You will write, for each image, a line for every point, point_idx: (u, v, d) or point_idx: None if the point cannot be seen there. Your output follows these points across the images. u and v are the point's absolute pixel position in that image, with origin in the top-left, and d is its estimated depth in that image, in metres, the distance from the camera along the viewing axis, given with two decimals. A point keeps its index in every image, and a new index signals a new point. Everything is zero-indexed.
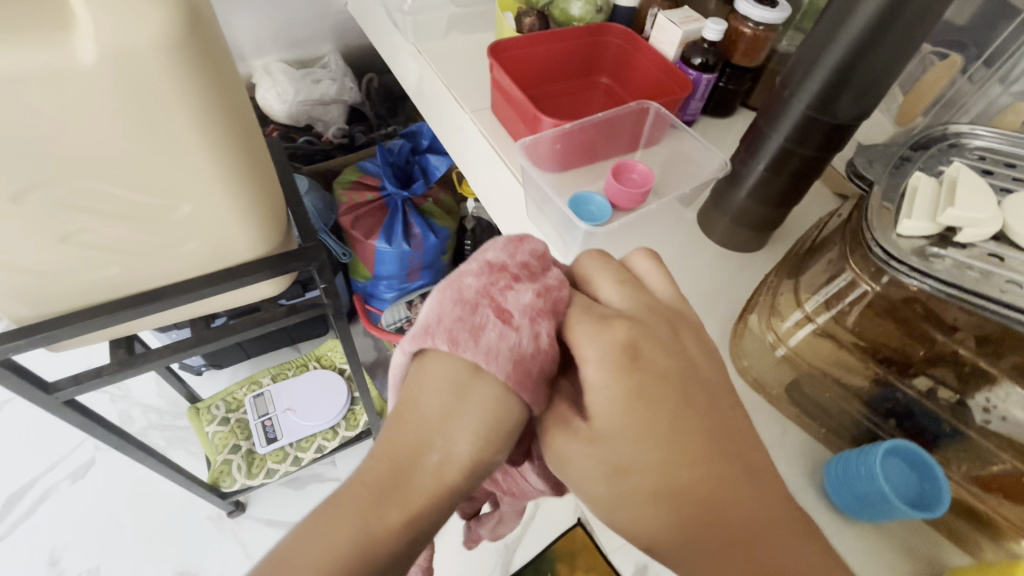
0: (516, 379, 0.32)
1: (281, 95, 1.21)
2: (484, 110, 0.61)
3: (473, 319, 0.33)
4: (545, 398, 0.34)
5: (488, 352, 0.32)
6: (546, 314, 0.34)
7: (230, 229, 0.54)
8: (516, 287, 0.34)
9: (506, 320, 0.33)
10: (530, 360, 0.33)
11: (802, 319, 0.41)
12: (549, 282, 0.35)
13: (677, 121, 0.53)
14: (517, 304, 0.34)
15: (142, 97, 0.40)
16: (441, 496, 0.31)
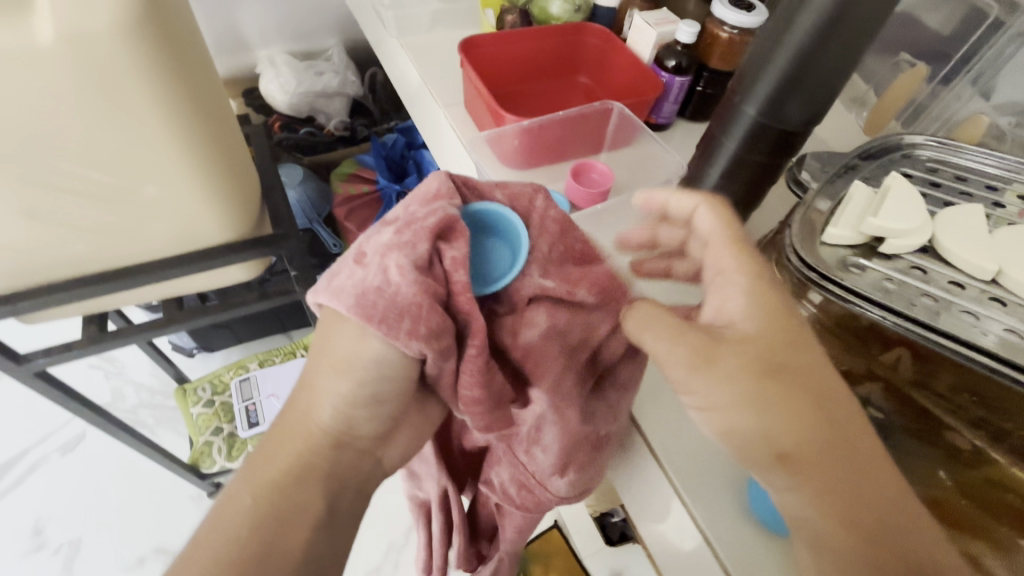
0: (360, 313, 0.30)
1: (283, 86, 1.23)
2: (457, 106, 0.61)
3: (339, 266, 0.34)
4: (408, 334, 0.30)
5: (336, 291, 0.32)
6: (408, 245, 0.31)
7: (198, 212, 0.55)
8: (382, 230, 0.33)
9: (359, 261, 0.32)
10: (382, 298, 0.31)
11: None
12: (415, 216, 0.32)
13: (641, 123, 0.53)
14: (375, 245, 0.32)
15: (103, 78, 0.41)
16: (309, 443, 0.36)
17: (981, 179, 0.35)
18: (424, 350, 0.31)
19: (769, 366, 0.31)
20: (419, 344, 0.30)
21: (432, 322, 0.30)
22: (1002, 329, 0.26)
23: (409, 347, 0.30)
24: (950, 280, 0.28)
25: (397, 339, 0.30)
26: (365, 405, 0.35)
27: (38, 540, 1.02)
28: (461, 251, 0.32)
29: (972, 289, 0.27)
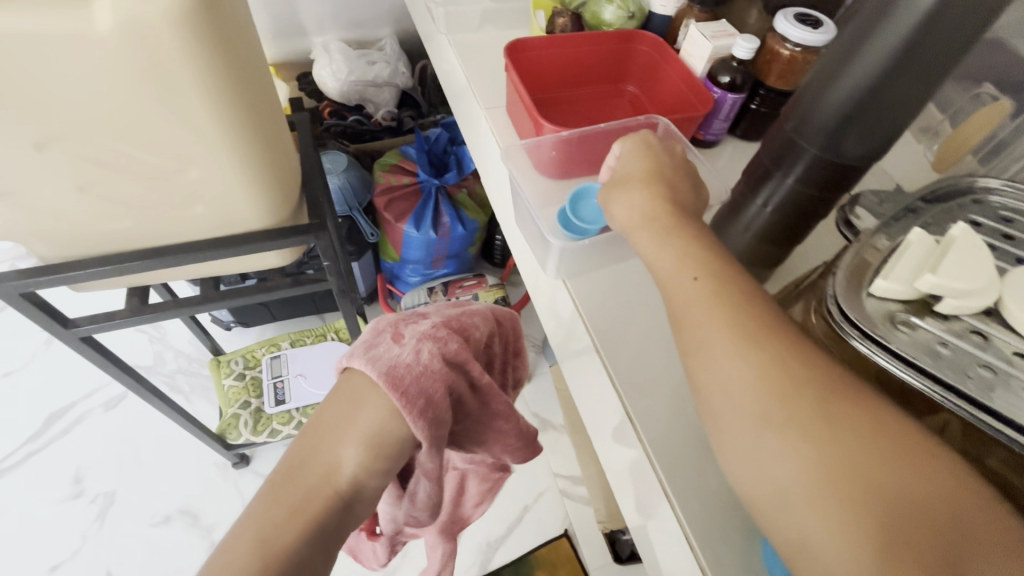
0: (392, 383, 0.42)
1: (335, 73, 1.25)
2: (498, 109, 0.60)
3: (376, 338, 0.45)
4: (418, 409, 0.42)
5: (373, 359, 0.43)
6: (441, 340, 0.46)
7: (238, 197, 0.56)
8: (419, 323, 0.47)
9: (397, 341, 0.45)
10: (410, 376, 0.42)
11: None
12: (453, 321, 0.48)
13: (686, 140, 0.50)
14: (413, 332, 0.46)
15: (156, 68, 0.43)
16: (325, 493, 0.40)
17: None
18: (422, 423, 0.42)
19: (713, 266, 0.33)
20: (426, 426, 0.42)
21: (440, 408, 0.43)
22: None
23: (418, 426, 0.42)
24: (1013, 350, 0.25)
25: (410, 414, 0.41)
26: (381, 472, 0.42)
27: (77, 488, 1.09)
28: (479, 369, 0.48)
29: None
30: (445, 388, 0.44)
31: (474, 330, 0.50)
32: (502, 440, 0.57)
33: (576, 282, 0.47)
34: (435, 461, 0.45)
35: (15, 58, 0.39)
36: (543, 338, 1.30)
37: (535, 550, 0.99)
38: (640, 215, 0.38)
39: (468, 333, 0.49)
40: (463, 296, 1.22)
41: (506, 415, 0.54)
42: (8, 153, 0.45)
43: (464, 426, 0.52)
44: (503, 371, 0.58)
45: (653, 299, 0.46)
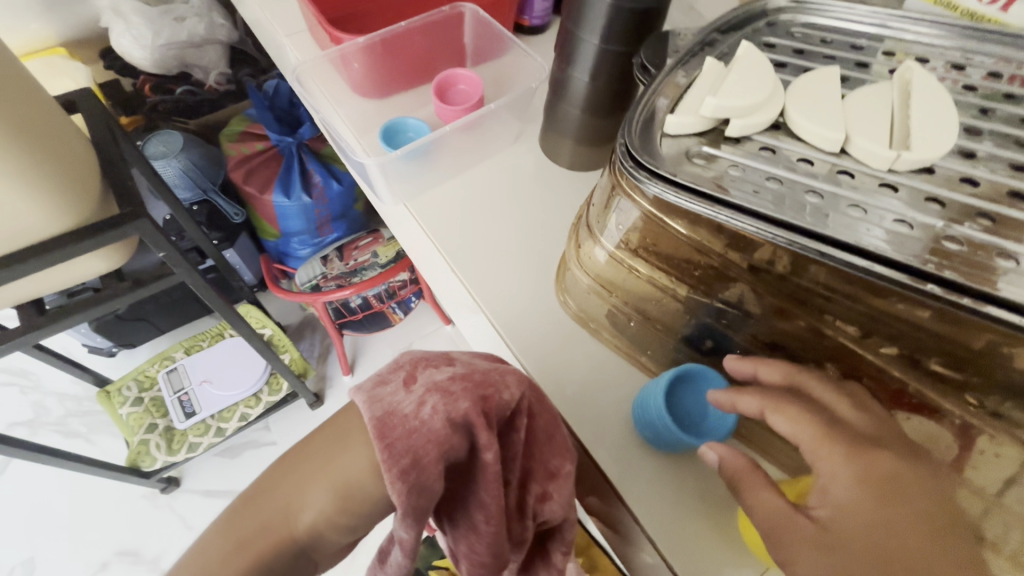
0: (380, 428, 0.29)
1: (138, 39, 1.06)
2: (300, 33, 0.52)
3: (392, 374, 0.33)
4: (400, 471, 0.28)
5: (373, 397, 0.31)
6: (453, 396, 0.31)
7: (13, 202, 0.47)
8: (442, 367, 0.33)
9: (408, 384, 0.31)
10: (403, 427, 0.29)
11: (602, 253, 0.34)
12: (478, 373, 0.33)
13: (500, 26, 0.46)
14: (428, 379, 0.32)
15: None
16: (280, 539, 0.30)
17: (846, 40, 0.32)
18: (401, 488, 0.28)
19: (880, 504, 0.26)
20: (405, 490, 0.28)
21: (429, 475, 0.29)
22: (848, 206, 0.24)
23: (393, 490, 0.28)
24: (799, 157, 0.25)
25: (385, 472, 0.28)
26: (344, 530, 0.30)
27: None
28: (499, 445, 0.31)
29: (821, 165, 0.25)
30: (441, 453, 0.29)
31: (509, 403, 0.32)
32: (469, 545, 0.34)
33: (418, 206, 0.44)
34: (411, 533, 0.30)
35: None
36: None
37: None
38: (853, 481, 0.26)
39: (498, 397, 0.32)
40: (361, 256, 1.15)
41: (495, 519, 0.32)
42: None
43: (452, 500, 0.34)
44: (524, 482, 0.35)
45: (500, 203, 0.44)
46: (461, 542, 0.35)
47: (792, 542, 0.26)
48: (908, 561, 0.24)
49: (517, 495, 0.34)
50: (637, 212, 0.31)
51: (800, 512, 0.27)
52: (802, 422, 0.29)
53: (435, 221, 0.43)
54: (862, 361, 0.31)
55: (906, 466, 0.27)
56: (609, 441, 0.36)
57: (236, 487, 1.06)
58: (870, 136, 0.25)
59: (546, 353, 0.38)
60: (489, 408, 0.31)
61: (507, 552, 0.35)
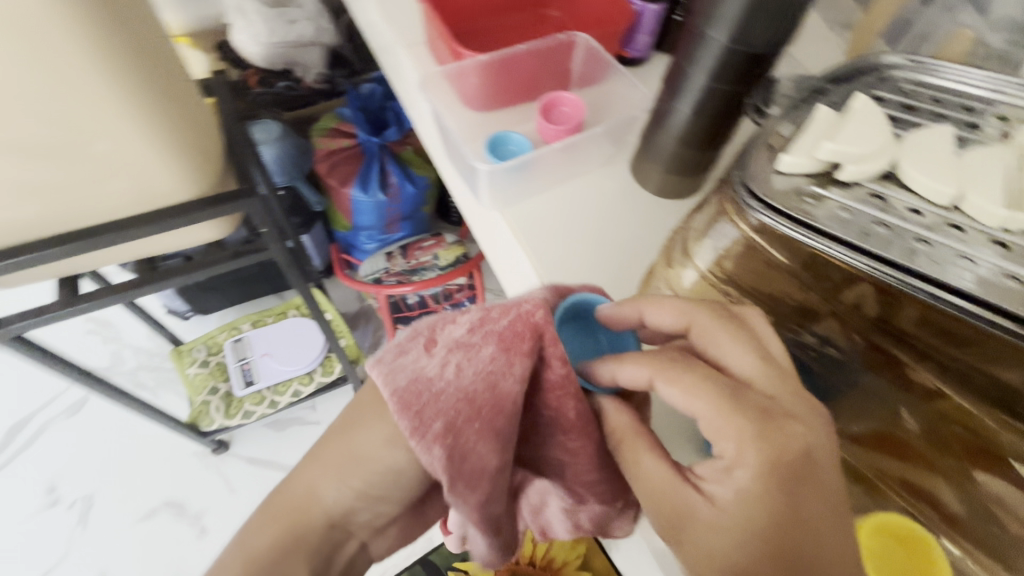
0: (404, 398, 0.33)
1: (255, 36, 1.17)
2: (418, 46, 0.57)
3: (406, 343, 0.35)
4: (434, 433, 0.32)
5: (392, 368, 0.34)
6: (474, 348, 0.33)
7: (157, 168, 0.53)
8: (457, 322, 0.35)
9: (428, 349, 0.34)
10: (430, 393, 0.33)
11: (692, 275, 0.36)
12: (486, 316, 0.35)
13: (607, 56, 0.50)
14: (448, 338, 0.34)
15: (34, 35, 0.40)
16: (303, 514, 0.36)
17: (959, 100, 0.33)
18: (441, 451, 0.32)
19: (771, 487, 0.29)
20: (444, 454, 0.32)
21: (467, 438, 0.32)
22: (957, 257, 0.25)
23: (433, 453, 0.32)
24: (910, 206, 0.27)
25: (423, 438, 0.32)
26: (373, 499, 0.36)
27: (52, 497, 1.06)
28: (559, 349, 0.34)
29: (930, 216, 0.26)
30: (473, 411, 0.33)
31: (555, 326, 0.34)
32: (576, 467, 0.38)
33: (513, 213, 0.47)
34: (464, 501, 0.34)
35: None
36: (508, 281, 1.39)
37: None
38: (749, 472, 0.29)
39: (524, 325, 0.34)
40: (423, 256, 1.20)
41: (579, 431, 0.35)
42: None
43: (533, 436, 0.37)
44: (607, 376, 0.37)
45: (592, 220, 0.47)
46: (564, 470, 0.38)
47: (684, 513, 0.31)
48: (797, 550, 0.28)
49: (601, 393, 0.36)
50: (738, 237, 0.32)
51: (692, 487, 0.31)
52: (700, 395, 0.31)
53: (530, 228, 0.46)
54: (953, 410, 0.31)
55: (811, 433, 0.30)
56: None
57: (279, 459, 1.12)
58: (984, 194, 0.26)
59: None
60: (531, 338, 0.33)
61: (610, 464, 0.38)
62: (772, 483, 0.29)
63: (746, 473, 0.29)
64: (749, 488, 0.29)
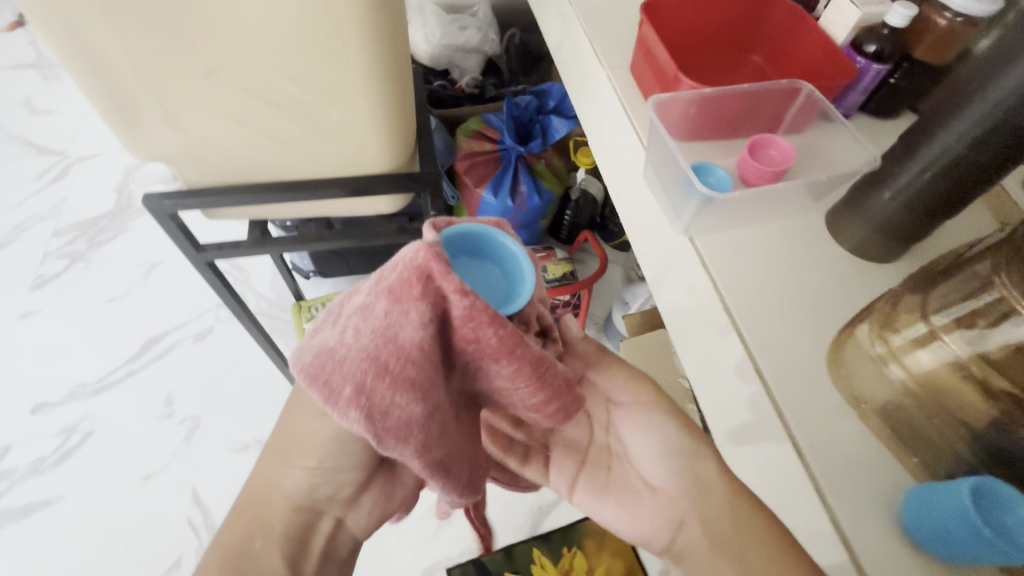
0: (312, 374, 0.37)
1: (428, 36, 1.27)
2: (621, 69, 0.60)
3: (322, 323, 0.40)
4: (349, 393, 0.37)
5: (305, 349, 0.39)
6: (370, 307, 0.38)
7: (367, 139, 0.59)
8: (358, 291, 0.40)
9: (334, 322, 0.39)
10: (333, 360, 0.37)
11: (924, 334, 0.39)
12: (384, 276, 0.39)
13: (830, 107, 0.49)
14: (352, 307, 0.39)
15: (321, 8, 0.45)
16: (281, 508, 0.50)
17: None
18: (357, 413, 0.36)
19: None
20: (361, 414, 0.36)
21: (385, 396, 0.37)
22: None
23: (353, 418, 0.36)
24: None
25: (343, 406, 0.36)
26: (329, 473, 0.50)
27: (169, 409, 1.18)
28: (454, 281, 0.36)
29: None
30: (381, 367, 0.37)
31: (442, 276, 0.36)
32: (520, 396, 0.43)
33: (706, 243, 0.47)
34: (408, 450, 0.38)
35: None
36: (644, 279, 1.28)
37: (583, 520, 1.10)
38: None
39: (416, 271, 0.37)
40: None
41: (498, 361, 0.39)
42: (177, 73, 0.49)
43: (466, 369, 0.42)
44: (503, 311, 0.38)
45: (791, 269, 0.46)
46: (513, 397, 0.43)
47: None
48: None
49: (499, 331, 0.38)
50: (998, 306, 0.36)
51: None
52: None
53: (723, 262, 0.46)
54: None
55: None
56: (862, 510, 0.38)
57: None
58: None
59: (811, 415, 0.41)
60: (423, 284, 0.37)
61: (554, 381, 0.42)
62: None
63: None
64: None
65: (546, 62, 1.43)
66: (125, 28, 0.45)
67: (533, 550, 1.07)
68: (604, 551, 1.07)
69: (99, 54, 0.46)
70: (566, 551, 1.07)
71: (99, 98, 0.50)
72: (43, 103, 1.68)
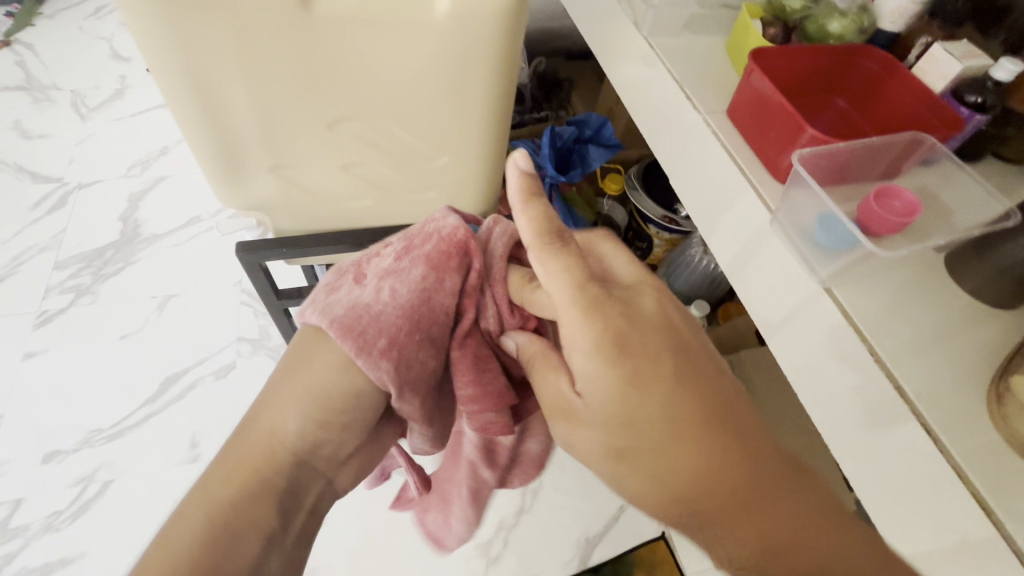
0: (344, 326, 0.42)
1: None
2: (718, 113, 0.61)
3: (338, 281, 0.46)
4: (379, 348, 0.42)
5: (331, 307, 0.43)
6: (403, 272, 0.45)
7: (469, 187, 0.57)
8: (381, 256, 0.47)
9: (359, 283, 0.45)
10: (366, 314, 0.43)
11: None
12: (413, 244, 0.46)
13: (950, 156, 0.51)
14: (375, 269, 0.46)
15: (460, 62, 0.44)
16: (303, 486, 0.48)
17: None
18: (384, 364, 0.42)
19: (648, 414, 0.41)
20: (392, 365, 0.43)
21: (407, 351, 0.43)
22: None
23: (383, 368, 0.42)
24: None
25: (370, 355, 0.42)
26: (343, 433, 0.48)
27: (194, 452, 1.11)
28: (479, 259, 0.46)
29: None
30: (408, 323, 0.43)
31: (467, 248, 0.46)
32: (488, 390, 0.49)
33: (844, 294, 0.48)
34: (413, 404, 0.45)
35: (345, 28, 0.41)
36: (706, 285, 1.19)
37: (632, 551, 1.08)
38: (608, 395, 0.41)
39: (450, 242, 0.45)
40: None
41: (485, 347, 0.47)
42: (293, 123, 0.47)
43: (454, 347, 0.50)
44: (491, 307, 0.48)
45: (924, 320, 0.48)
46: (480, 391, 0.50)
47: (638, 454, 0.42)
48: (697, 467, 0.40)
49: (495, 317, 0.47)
50: None
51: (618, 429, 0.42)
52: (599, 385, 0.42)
53: (859, 310, 0.48)
54: None
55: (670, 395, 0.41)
56: None
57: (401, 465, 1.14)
58: None
59: (982, 473, 0.40)
60: (451, 254, 0.45)
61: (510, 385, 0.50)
62: (641, 415, 0.41)
63: (615, 407, 0.41)
64: (610, 404, 0.41)
65: (565, 89, 1.40)
66: (254, 80, 0.43)
67: None
68: None
69: (219, 105, 0.45)
70: None
71: (206, 149, 0.48)
72: (37, 127, 1.59)
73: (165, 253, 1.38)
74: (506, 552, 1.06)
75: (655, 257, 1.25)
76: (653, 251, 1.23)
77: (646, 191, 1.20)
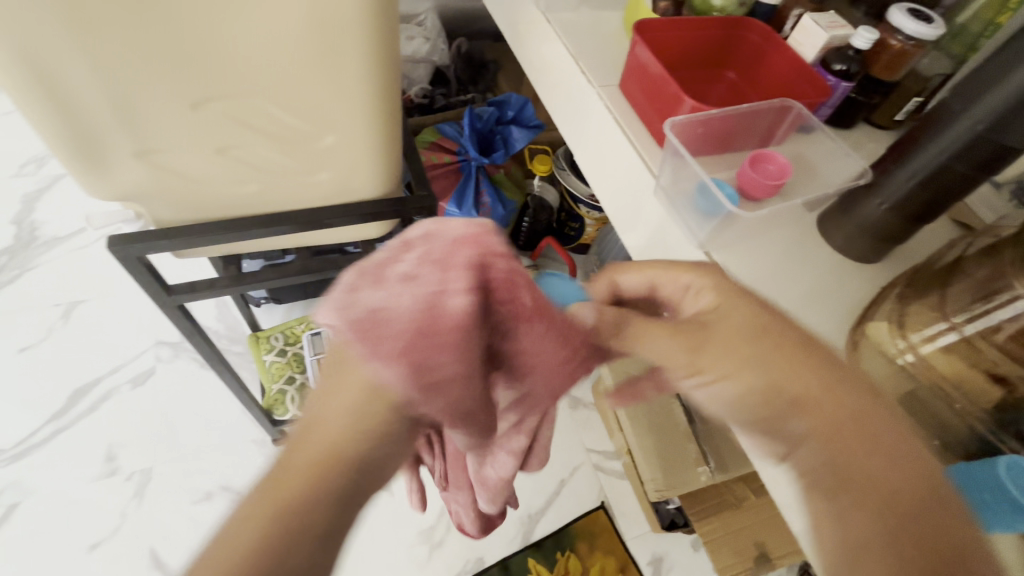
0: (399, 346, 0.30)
1: None
2: (612, 87, 0.62)
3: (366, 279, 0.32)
4: (442, 372, 0.31)
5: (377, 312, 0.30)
6: (463, 264, 0.32)
7: (362, 168, 0.56)
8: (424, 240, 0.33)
9: (396, 280, 0.31)
10: (419, 323, 0.30)
11: (944, 329, 0.41)
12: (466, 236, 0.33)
13: (817, 122, 0.54)
14: (417, 263, 0.32)
15: (328, 35, 0.42)
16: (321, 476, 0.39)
17: None
18: (450, 384, 0.31)
19: (778, 372, 0.37)
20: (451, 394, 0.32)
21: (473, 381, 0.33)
22: None
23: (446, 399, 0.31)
24: None
25: (420, 388, 0.31)
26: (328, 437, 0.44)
27: (111, 465, 1.05)
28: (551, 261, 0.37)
29: None
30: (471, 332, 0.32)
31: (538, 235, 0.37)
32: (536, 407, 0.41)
33: (722, 257, 0.51)
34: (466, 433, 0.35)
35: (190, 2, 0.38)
36: (629, 266, 1.21)
37: (572, 523, 1.11)
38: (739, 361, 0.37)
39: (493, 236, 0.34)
40: None
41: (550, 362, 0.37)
42: (153, 104, 0.44)
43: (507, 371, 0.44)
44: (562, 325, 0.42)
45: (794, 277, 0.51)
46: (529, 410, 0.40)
47: (783, 412, 0.37)
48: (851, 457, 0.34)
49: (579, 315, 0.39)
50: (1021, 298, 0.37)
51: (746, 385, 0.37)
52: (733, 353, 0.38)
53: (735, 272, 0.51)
54: None
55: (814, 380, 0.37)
56: None
57: None
58: None
59: None
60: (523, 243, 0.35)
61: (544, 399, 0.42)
62: (780, 382, 0.37)
63: (750, 368, 0.37)
64: (749, 376, 0.37)
65: (491, 71, 1.38)
66: (97, 59, 0.40)
67: (528, 559, 1.07)
68: (596, 552, 1.09)
69: (60, 87, 0.41)
70: (560, 557, 1.08)
71: (55, 134, 0.44)
72: None
73: (68, 258, 1.27)
74: (449, 535, 1.07)
75: (588, 237, 1.30)
76: (586, 232, 1.28)
77: (573, 171, 1.23)
